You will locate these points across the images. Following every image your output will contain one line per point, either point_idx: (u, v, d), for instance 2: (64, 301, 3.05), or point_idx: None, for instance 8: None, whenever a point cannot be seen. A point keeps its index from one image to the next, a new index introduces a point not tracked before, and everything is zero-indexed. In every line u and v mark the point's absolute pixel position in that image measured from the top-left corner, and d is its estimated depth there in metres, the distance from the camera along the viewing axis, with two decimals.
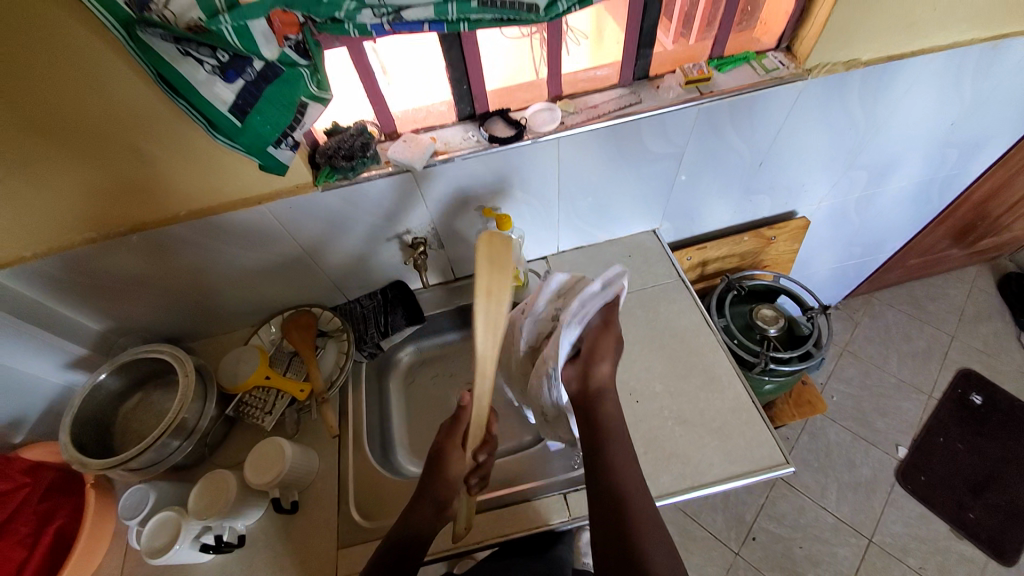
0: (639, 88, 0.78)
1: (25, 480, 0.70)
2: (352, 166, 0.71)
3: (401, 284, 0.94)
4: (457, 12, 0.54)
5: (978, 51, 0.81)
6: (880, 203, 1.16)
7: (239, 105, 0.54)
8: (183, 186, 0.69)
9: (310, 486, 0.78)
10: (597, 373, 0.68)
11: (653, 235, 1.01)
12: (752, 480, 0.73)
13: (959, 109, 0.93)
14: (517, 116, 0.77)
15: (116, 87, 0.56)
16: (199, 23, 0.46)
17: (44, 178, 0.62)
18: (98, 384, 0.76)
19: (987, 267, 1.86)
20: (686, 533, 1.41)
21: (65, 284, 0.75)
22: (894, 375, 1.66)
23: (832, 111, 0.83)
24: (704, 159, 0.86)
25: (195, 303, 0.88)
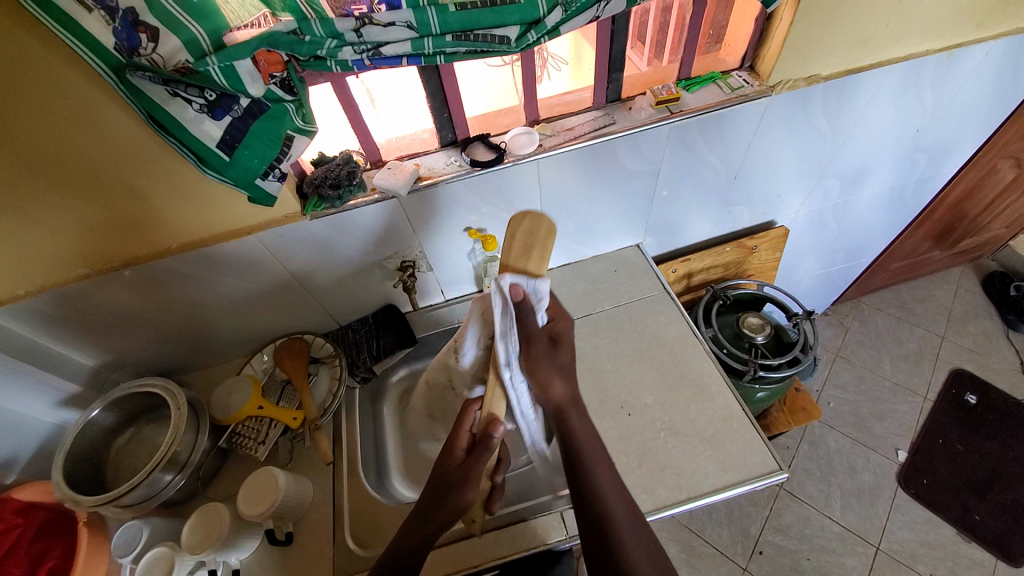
0: (612, 110, 0.82)
1: (17, 521, 0.70)
2: (340, 194, 0.73)
3: (392, 307, 0.96)
4: (434, 46, 0.57)
5: (932, 62, 0.85)
6: (857, 209, 1.19)
7: (227, 140, 0.56)
8: (176, 219, 0.71)
9: (304, 516, 0.77)
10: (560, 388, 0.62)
11: (638, 249, 1.04)
12: (747, 488, 0.73)
13: (921, 117, 0.97)
14: (498, 140, 0.80)
15: (110, 128, 0.58)
16: (188, 65, 0.49)
17: (40, 217, 0.64)
18: (91, 420, 0.76)
19: (970, 268, 1.90)
20: (691, 550, 1.38)
21: (59, 321, 0.76)
22: (889, 378, 1.67)
23: (800, 123, 0.87)
24: (681, 174, 0.89)
25: (188, 335, 0.88)
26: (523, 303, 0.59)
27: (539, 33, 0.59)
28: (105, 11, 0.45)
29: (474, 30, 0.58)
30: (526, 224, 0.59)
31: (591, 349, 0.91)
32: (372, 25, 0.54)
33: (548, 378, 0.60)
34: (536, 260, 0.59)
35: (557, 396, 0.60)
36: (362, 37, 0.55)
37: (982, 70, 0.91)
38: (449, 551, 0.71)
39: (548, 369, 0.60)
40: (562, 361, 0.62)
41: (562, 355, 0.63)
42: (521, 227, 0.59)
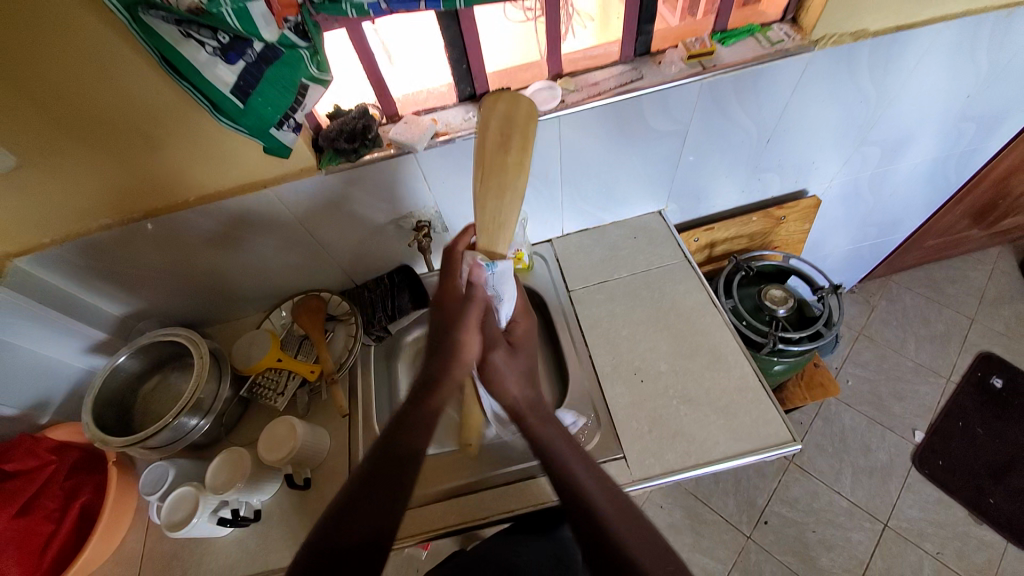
0: (640, 65, 0.77)
1: (49, 458, 0.73)
2: (356, 148, 0.72)
3: (406, 267, 0.96)
4: None
5: (995, 17, 0.78)
6: (895, 180, 1.12)
7: (240, 87, 0.54)
8: (194, 172, 0.71)
9: (322, 465, 0.80)
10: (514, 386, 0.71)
11: (659, 216, 1.01)
12: (758, 458, 0.73)
13: (976, 80, 0.89)
14: (517, 96, 0.77)
15: (124, 74, 0.57)
16: (201, 5, 0.47)
17: (61, 167, 0.65)
18: (117, 367, 0.79)
19: (1009, 248, 1.81)
20: (696, 517, 1.41)
21: (85, 270, 0.78)
22: (912, 359, 1.62)
23: (842, 83, 0.81)
24: (709, 137, 0.85)
25: (209, 289, 0.90)
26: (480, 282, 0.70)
27: None
28: None
29: None
30: (502, 106, 0.60)
31: (607, 315, 0.90)
32: None
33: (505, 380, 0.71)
34: (512, 154, 0.62)
35: (511, 397, 0.70)
36: None
37: None
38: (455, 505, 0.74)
39: (510, 373, 0.71)
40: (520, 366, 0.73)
41: (521, 361, 0.74)
42: (496, 112, 0.60)
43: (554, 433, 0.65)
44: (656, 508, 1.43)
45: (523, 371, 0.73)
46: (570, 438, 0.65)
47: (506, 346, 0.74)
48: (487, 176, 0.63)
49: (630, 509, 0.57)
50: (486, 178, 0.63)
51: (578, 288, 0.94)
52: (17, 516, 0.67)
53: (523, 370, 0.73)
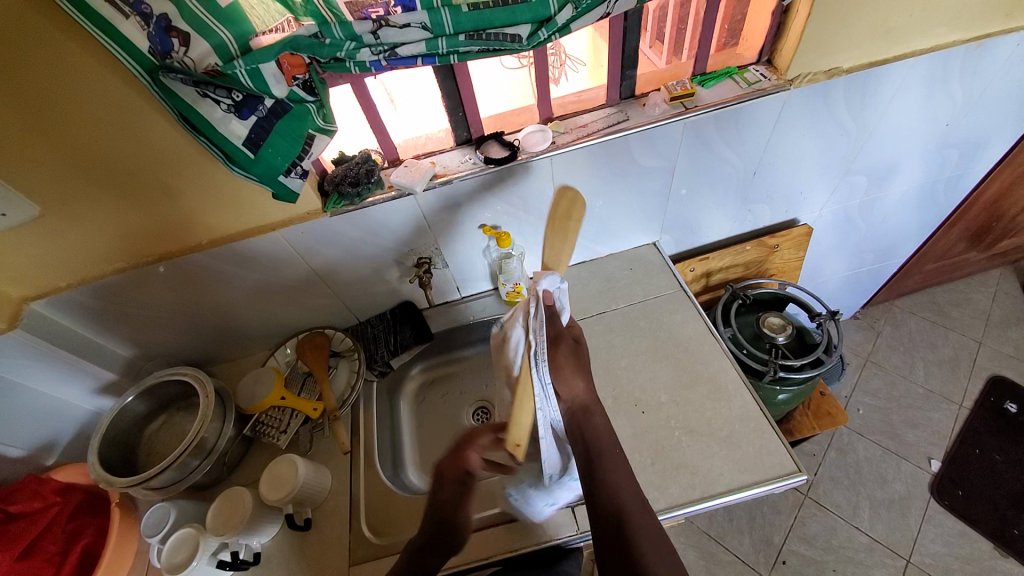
0: (626, 107, 0.82)
1: (53, 500, 0.74)
2: (358, 191, 0.76)
3: (409, 304, 0.99)
4: (447, 46, 0.59)
5: (961, 52, 0.82)
6: (885, 207, 1.15)
7: (252, 139, 0.59)
8: (206, 217, 0.75)
9: (323, 503, 0.80)
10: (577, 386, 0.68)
11: (654, 248, 1.03)
12: (763, 490, 0.72)
13: (952, 110, 0.93)
14: (511, 138, 0.81)
15: (144, 129, 0.62)
16: (216, 67, 0.52)
17: (82, 215, 0.69)
18: (125, 407, 0.80)
19: (1011, 270, 1.81)
20: (711, 557, 1.35)
21: (98, 313, 0.81)
22: (923, 385, 1.59)
23: (821, 117, 0.85)
24: (697, 171, 0.89)
25: (216, 328, 0.92)
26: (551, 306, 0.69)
27: (549, 31, 0.60)
28: (140, 17, 0.48)
29: (487, 29, 0.59)
30: (568, 198, 0.64)
31: (605, 347, 0.90)
32: (388, 27, 0.56)
33: (573, 380, 0.68)
34: (574, 224, 0.66)
35: (578, 394, 0.68)
36: (379, 39, 0.57)
37: (1016, 61, 0.87)
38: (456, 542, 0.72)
39: (573, 368, 0.68)
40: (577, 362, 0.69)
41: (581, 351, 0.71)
42: (564, 199, 0.65)
43: (603, 432, 0.67)
44: None
45: (579, 364, 0.69)
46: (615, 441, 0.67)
47: (570, 340, 0.71)
48: (554, 230, 0.66)
49: (652, 521, 0.61)
50: (554, 236, 0.67)
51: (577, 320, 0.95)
52: (20, 558, 0.67)
53: (581, 369, 0.69)
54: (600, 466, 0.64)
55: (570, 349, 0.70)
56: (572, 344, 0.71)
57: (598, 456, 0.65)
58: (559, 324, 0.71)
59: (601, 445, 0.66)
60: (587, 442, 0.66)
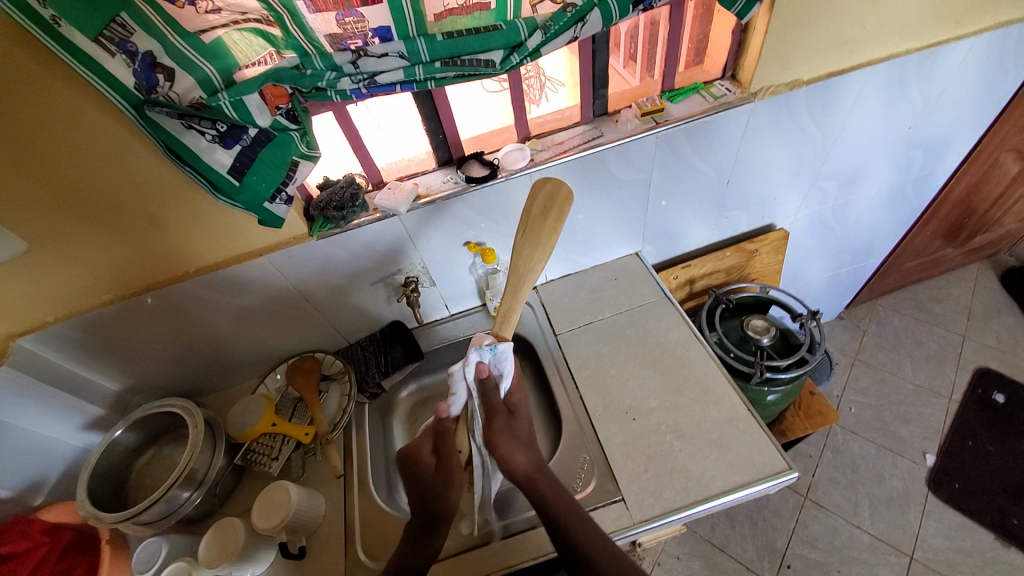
0: (600, 124, 0.85)
1: (43, 539, 0.72)
2: (343, 215, 0.78)
3: (399, 323, 0.98)
4: (424, 73, 0.62)
5: (915, 59, 0.87)
6: (857, 209, 1.19)
7: (237, 167, 0.61)
8: (193, 245, 0.76)
9: (317, 530, 0.79)
10: (516, 459, 0.71)
11: (637, 257, 1.06)
12: (757, 489, 0.72)
13: (911, 113, 0.98)
14: (492, 157, 0.84)
15: (133, 162, 0.64)
16: (201, 100, 0.54)
17: (69, 249, 0.69)
18: (113, 441, 0.79)
19: (987, 264, 1.86)
20: (715, 565, 1.33)
21: (86, 346, 0.80)
22: (911, 381, 1.62)
23: (787, 126, 0.89)
24: (673, 181, 0.92)
25: (206, 356, 0.92)
26: (489, 377, 0.74)
27: (521, 55, 0.63)
28: (126, 55, 0.50)
29: (461, 55, 0.62)
30: (548, 188, 0.64)
31: (594, 356, 0.92)
32: (367, 57, 0.59)
33: (512, 451, 0.72)
34: (551, 224, 0.65)
35: (519, 467, 0.71)
36: (358, 69, 0.59)
37: (966, 65, 0.93)
38: (456, 562, 0.71)
39: (510, 442, 0.73)
40: (519, 433, 0.74)
41: (519, 427, 0.75)
42: (543, 191, 0.64)
43: (554, 496, 0.68)
44: (673, 561, 1.35)
45: (520, 436, 0.74)
46: (568, 499, 0.68)
47: (504, 412, 0.75)
48: (528, 234, 0.66)
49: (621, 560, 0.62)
50: (528, 237, 0.66)
51: (565, 332, 0.96)
52: None
53: (521, 439, 0.74)
54: (566, 526, 0.64)
55: (505, 421, 0.74)
56: (507, 416, 0.75)
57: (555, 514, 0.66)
58: (494, 396, 0.74)
59: (557, 509, 0.66)
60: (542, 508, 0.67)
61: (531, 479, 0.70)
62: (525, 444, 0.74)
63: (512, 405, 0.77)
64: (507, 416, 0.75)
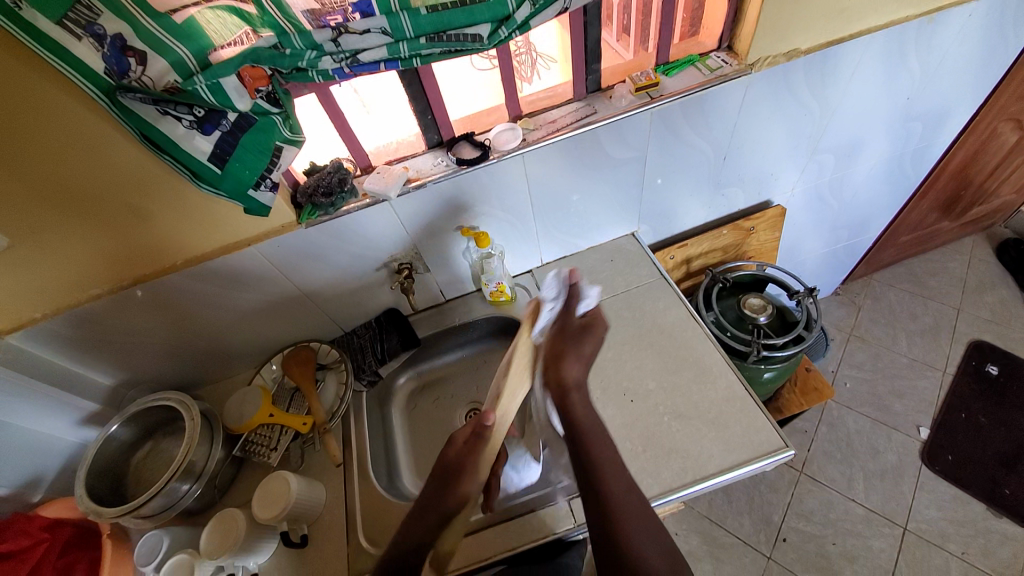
0: (593, 100, 0.83)
1: (43, 535, 0.72)
2: (332, 202, 0.76)
3: (395, 310, 0.98)
4: (409, 50, 0.59)
5: (915, 25, 0.84)
6: (854, 183, 1.18)
7: (218, 154, 0.59)
8: (179, 237, 0.74)
9: (318, 519, 0.79)
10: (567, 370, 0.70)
11: (632, 238, 1.04)
12: (754, 467, 0.73)
13: (911, 83, 0.96)
14: (482, 138, 0.81)
15: (112, 152, 0.61)
16: (177, 84, 0.52)
17: (49, 244, 0.67)
18: (109, 436, 0.78)
19: (984, 237, 1.86)
20: (712, 540, 1.36)
21: (75, 341, 0.79)
22: (906, 355, 1.63)
23: (785, 99, 0.87)
24: (669, 159, 0.90)
25: (199, 350, 0.91)
26: (575, 287, 0.76)
27: (510, 28, 0.61)
28: (94, 39, 0.48)
29: (446, 31, 0.59)
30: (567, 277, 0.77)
31: None
32: (348, 34, 0.56)
33: (571, 361, 0.70)
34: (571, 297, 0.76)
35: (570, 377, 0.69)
36: (340, 47, 0.57)
37: (968, 31, 0.90)
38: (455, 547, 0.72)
39: (574, 357, 0.71)
40: (587, 348, 0.72)
41: (587, 347, 0.72)
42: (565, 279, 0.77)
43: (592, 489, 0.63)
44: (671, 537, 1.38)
45: (585, 355, 0.71)
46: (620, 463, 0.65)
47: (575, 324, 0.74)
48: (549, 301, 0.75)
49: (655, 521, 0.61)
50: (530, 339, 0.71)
51: None
52: None
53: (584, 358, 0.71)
54: (591, 445, 0.65)
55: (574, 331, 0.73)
56: (578, 330, 0.73)
57: (585, 437, 0.65)
58: (573, 306, 0.75)
59: (588, 427, 0.66)
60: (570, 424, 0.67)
61: (567, 390, 0.69)
62: (585, 360, 0.71)
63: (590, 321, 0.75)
64: (579, 332, 0.73)
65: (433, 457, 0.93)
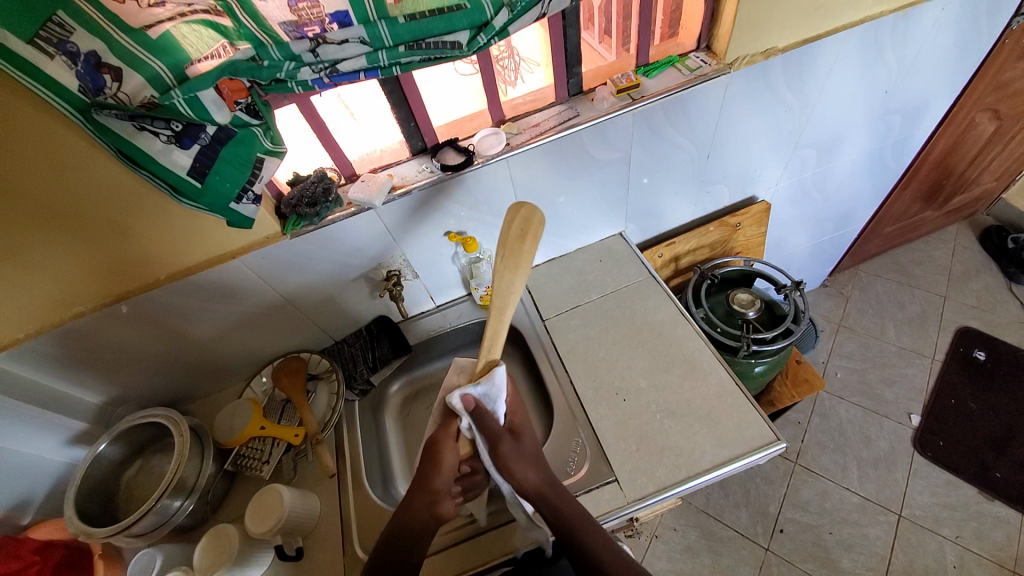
0: (575, 103, 0.84)
1: (34, 559, 0.71)
2: (317, 211, 0.75)
3: (384, 318, 0.97)
4: (388, 58, 0.60)
5: (890, 21, 0.86)
6: (836, 177, 1.19)
7: (197, 168, 0.58)
8: (164, 252, 0.73)
9: (314, 530, 0.79)
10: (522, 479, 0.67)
11: (620, 238, 1.05)
12: (747, 462, 0.73)
13: (888, 78, 0.97)
14: (466, 144, 0.82)
15: (91, 168, 0.61)
16: (153, 100, 0.51)
17: (29, 263, 0.66)
18: (99, 454, 0.78)
19: (966, 225, 1.89)
20: (711, 534, 1.36)
21: (61, 360, 0.78)
22: (894, 344, 1.65)
23: (764, 97, 0.88)
24: (652, 159, 0.91)
25: (188, 364, 0.90)
26: (479, 405, 0.65)
27: (488, 35, 0.61)
28: (67, 56, 0.47)
29: (426, 38, 0.59)
30: (522, 213, 0.61)
31: (582, 340, 0.91)
32: (327, 44, 0.56)
33: (522, 471, 0.67)
34: (528, 245, 0.62)
35: (530, 485, 0.67)
36: (318, 57, 0.57)
37: (942, 25, 0.92)
38: (451, 554, 0.72)
39: (520, 463, 0.67)
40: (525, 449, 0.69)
41: (526, 446, 0.70)
42: (519, 216, 0.61)
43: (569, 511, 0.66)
44: (670, 532, 1.38)
45: (528, 458, 0.69)
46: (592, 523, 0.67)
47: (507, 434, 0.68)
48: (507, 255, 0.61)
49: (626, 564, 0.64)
50: (508, 261, 0.62)
51: (552, 317, 0.96)
52: None
53: (531, 459, 0.69)
54: (578, 531, 0.65)
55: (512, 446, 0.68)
56: (512, 439, 0.69)
57: (572, 524, 0.65)
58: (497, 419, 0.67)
59: (570, 515, 0.66)
60: (553, 519, 0.66)
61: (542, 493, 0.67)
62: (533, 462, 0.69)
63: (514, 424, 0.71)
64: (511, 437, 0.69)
65: None
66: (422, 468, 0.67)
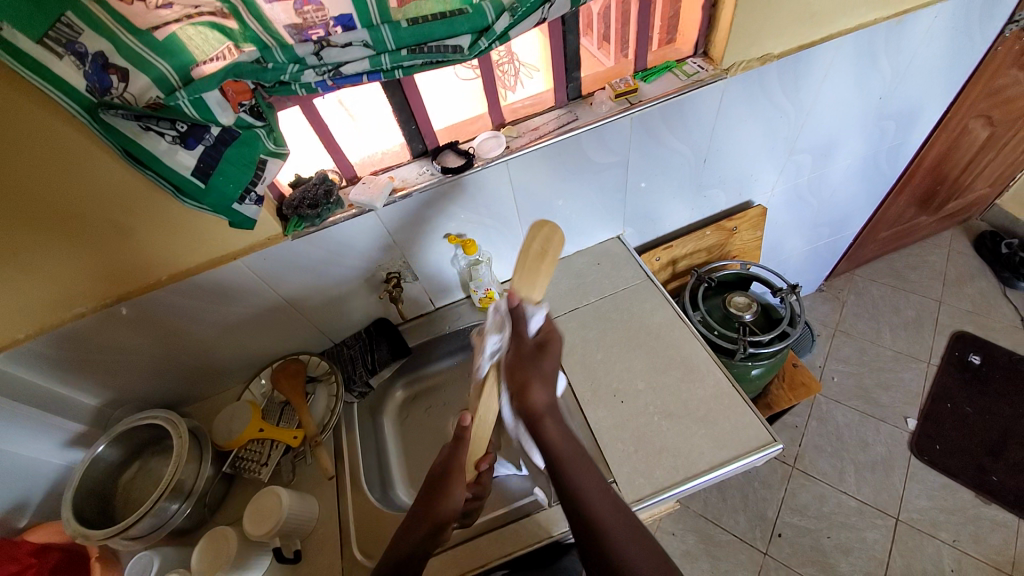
0: (574, 107, 0.85)
1: (31, 561, 0.71)
2: (318, 213, 0.76)
3: (384, 320, 0.98)
4: (390, 62, 0.60)
5: (883, 29, 0.88)
6: (832, 181, 1.21)
7: (201, 168, 0.59)
8: (165, 253, 0.73)
9: (312, 533, 0.78)
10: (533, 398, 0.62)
11: (619, 241, 1.06)
12: (745, 463, 0.73)
13: (881, 84, 0.99)
14: (467, 147, 0.83)
15: (94, 170, 0.61)
16: (159, 100, 0.52)
17: (31, 263, 0.66)
18: (96, 456, 0.77)
19: (960, 231, 1.91)
20: (710, 539, 1.36)
21: (59, 361, 0.78)
22: (890, 348, 1.66)
23: (761, 102, 0.90)
24: (651, 163, 0.92)
25: (187, 366, 0.90)
26: (518, 307, 0.62)
27: (490, 40, 0.62)
28: (75, 57, 0.48)
29: (428, 42, 0.60)
30: (543, 232, 0.62)
31: (581, 342, 0.92)
32: (330, 47, 0.56)
33: (532, 384, 0.62)
34: (547, 265, 0.64)
35: (536, 405, 0.62)
36: (322, 60, 0.57)
37: (933, 33, 0.94)
38: (450, 556, 0.71)
39: (532, 377, 0.62)
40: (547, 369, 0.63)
41: (548, 365, 0.63)
42: (541, 235, 0.63)
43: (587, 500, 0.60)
44: (669, 537, 1.38)
45: (545, 373, 0.63)
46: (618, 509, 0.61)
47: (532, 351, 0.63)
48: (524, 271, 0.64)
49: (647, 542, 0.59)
50: (525, 276, 0.64)
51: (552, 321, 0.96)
52: None
53: (546, 377, 0.63)
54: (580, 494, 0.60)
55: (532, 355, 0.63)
56: (535, 351, 0.63)
57: (561, 457, 0.61)
58: (524, 327, 0.63)
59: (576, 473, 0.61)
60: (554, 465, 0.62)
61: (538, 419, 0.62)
62: (550, 380, 0.63)
63: (543, 339, 0.65)
64: (534, 353, 0.63)
65: (427, 466, 0.93)
66: (427, 493, 0.66)
